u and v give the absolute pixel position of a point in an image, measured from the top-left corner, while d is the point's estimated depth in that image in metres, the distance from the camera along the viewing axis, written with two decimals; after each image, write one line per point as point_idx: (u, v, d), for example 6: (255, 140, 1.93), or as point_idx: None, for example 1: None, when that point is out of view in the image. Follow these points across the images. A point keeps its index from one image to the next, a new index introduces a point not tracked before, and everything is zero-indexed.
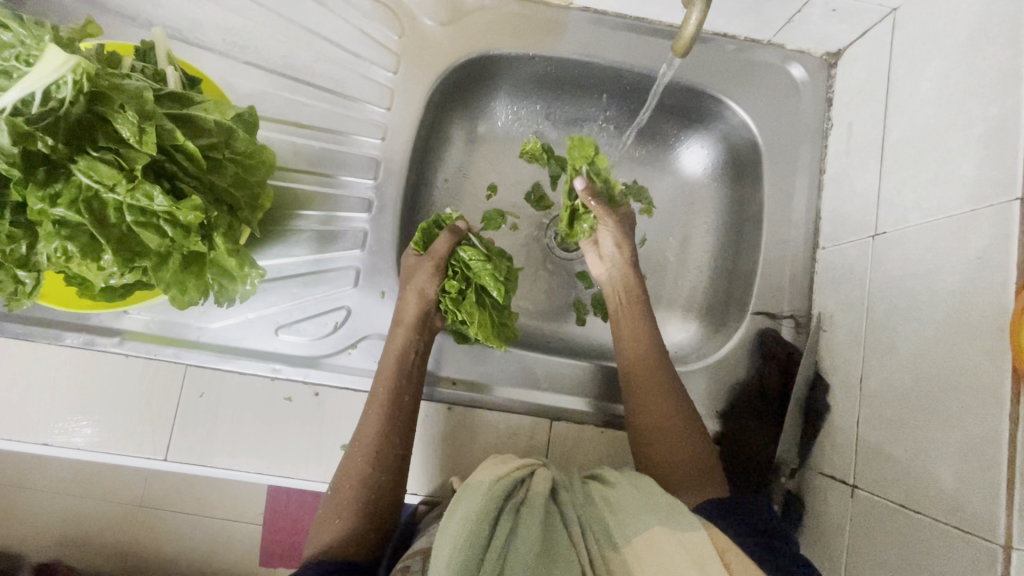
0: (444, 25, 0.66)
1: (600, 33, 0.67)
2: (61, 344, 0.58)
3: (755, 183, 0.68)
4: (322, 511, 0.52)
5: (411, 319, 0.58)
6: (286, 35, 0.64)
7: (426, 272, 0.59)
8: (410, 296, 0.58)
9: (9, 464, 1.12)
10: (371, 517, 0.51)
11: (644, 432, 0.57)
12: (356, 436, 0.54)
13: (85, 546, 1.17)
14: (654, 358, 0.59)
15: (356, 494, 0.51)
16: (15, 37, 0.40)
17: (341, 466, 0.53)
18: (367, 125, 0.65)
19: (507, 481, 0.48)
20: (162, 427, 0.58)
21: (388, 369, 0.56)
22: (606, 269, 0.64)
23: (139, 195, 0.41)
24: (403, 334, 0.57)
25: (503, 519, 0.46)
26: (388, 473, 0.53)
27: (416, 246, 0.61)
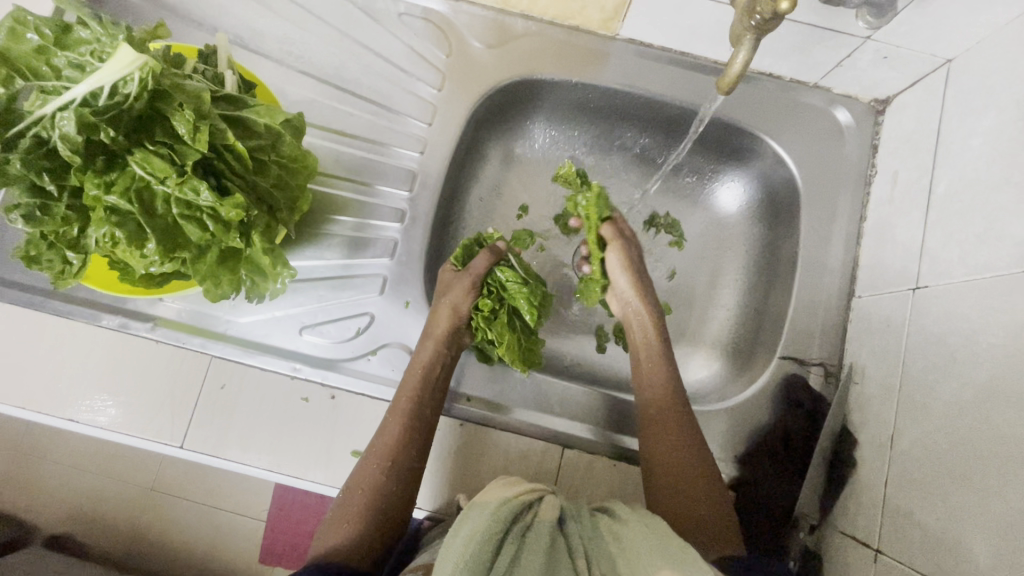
0: (490, 48, 0.68)
1: (643, 65, 0.67)
2: (98, 324, 0.60)
3: (792, 224, 0.67)
4: (331, 515, 0.52)
5: (443, 331, 0.58)
6: (340, 49, 0.67)
7: (462, 288, 0.59)
8: (444, 309, 0.59)
9: (34, 433, 1.17)
10: (379, 528, 0.51)
11: (653, 479, 0.55)
12: (372, 445, 0.53)
13: (93, 525, 1.19)
14: (670, 400, 0.58)
15: (366, 503, 0.51)
16: (93, 33, 0.42)
17: (355, 471, 0.53)
18: (406, 138, 0.66)
19: (515, 503, 0.48)
20: (182, 415, 0.59)
21: (413, 379, 0.56)
22: (619, 308, 0.65)
23: (187, 189, 0.43)
24: (433, 345, 0.57)
25: (509, 541, 0.45)
26: (400, 484, 0.52)
27: (455, 262, 0.62)
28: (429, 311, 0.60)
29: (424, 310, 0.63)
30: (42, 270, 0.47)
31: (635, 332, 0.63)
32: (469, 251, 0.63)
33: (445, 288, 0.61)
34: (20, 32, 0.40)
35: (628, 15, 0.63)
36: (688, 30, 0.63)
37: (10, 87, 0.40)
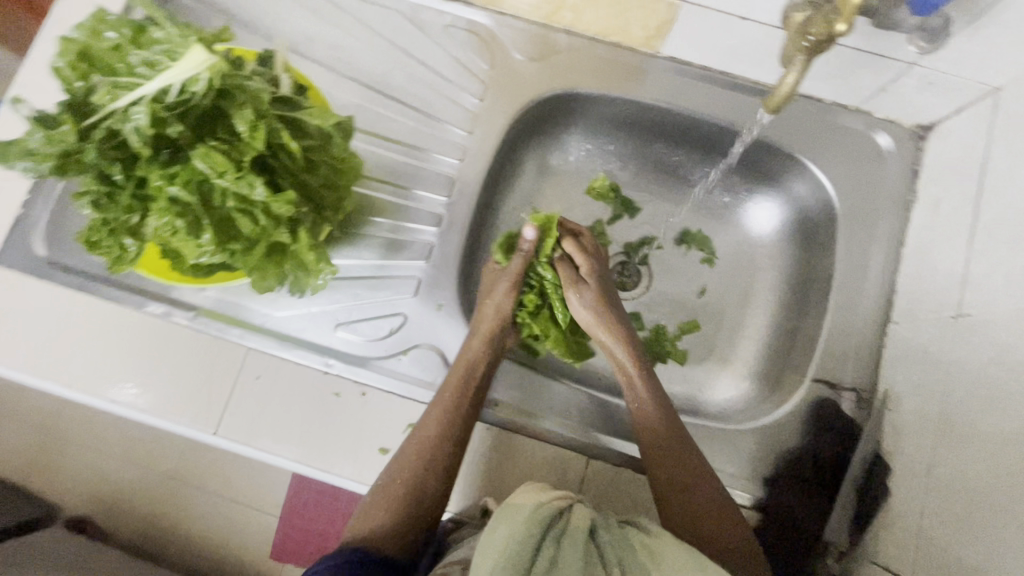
0: (532, 61, 0.69)
1: (683, 82, 0.68)
2: (144, 311, 0.63)
3: (829, 247, 0.66)
4: (368, 499, 0.54)
5: (488, 330, 0.59)
6: (387, 58, 0.69)
7: (505, 287, 0.61)
8: (489, 309, 0.60)
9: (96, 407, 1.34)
10: (414, 519, 0.53)
11: (673, 505, 0.54)
12: (413, 437, 0.55)
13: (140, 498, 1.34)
14: (670, 429, 0.56)
15: (404, 494, 0.53)
16: (167, 34, 0.44)
17: (394, 460, 0.55)
18: (447, 145, 0.68)
19: (550, 508, 0.48)
20: (218, 403, 0.61)
21: (458, 376, 0.57)
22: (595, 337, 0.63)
23: (243, 184, 0.44)
24: (477, 344, 0.59)
25: (544, 549, 0.46)
26: (437, 478, 0.54)
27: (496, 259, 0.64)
28: (475, 307, 0.62)
29: (456, 313, 0.64)
30: (100, 256, 0.49)
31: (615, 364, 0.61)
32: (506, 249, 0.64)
33: (489, 286, 0.63)
34: (100, 30, 0.44)
35: (670, 33, 0.64)
36: (729, 50, 0.63)
37: (89, 82, 0.43)
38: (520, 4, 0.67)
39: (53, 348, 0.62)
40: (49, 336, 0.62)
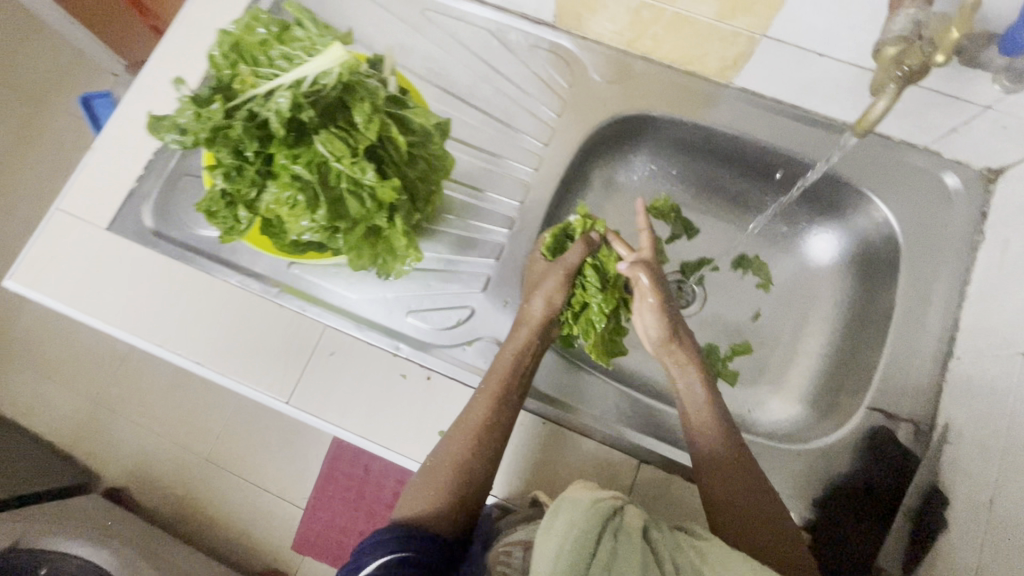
0: (609, 83, 0.74)
1: (753, 112, 0.71)
2: (234, 283, 0.68)
3: (891, 281, 0.67)
4: (418, 480, 0.56)
5: (537, 321, 0.61)
6: (474, 72, 0.75)
7: (557, 281, 0.62)
8: (538, 301, 0.62)
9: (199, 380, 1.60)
10: (459, 501, 0.54)
11: (727, 522, 0.54)
12: (460, 422, 0.57)
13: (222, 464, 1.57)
14: (727, 450, 0.56)
15: (450, 475, 0.55)
16: (307, 33, 0.50)
17: (442, 443, 0.57)
18: (523, 154, 0.72)
19: (604, 505, 0.49)
20: (292, 374, 0.65)
21: (503, 366, 0.59)
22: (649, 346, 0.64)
23: (357, 169, 0.49)
24: (525, 335, 0.61)
25: (602, 539, 0.47)
26: (482, 462, 0.56)
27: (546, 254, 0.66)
28: (523, 301, 0.63)
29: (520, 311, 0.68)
30: (216, 225, 0.54)
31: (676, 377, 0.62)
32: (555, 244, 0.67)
33: (537, 280, 0.64)
34: (253, 26, 0.50)
35: (746, 65, 0.68)
36: (802, 84, 0.66)
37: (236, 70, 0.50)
38: (603, 30, 0.72)
39: (151, 310, 0.67)
40: (149, 299, 0.68)
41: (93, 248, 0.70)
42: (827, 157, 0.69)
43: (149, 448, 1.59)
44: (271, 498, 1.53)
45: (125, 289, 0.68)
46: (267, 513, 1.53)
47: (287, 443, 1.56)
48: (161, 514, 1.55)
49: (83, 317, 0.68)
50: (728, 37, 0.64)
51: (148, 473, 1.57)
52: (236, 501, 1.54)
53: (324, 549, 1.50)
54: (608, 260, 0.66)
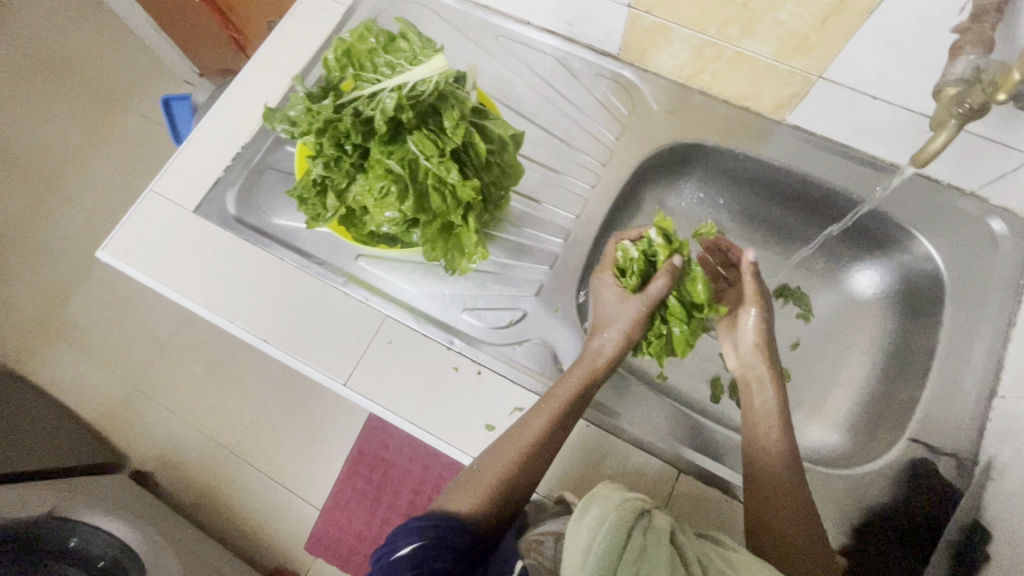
0: (667, 113, 0.79)
1: (804, 148, 0.75)
2: (305, 270, 0.73)
3: (935, 318, 0.69)
4: (461, 482, 0.57)
5: (611, 353, 0.61)
6: (540, 94, 0.81)
7: (636, 317, 0.62)
8: (614, 331, 0.62)
9: (237, 371, 1.67)
10: (500, 511, 0.55)
11: (763, 535, 0.55)
12: (514, 437, 0.58)
13: (246, 454, 1.60)
14: (787, 473, 0.57)
15: (497, 485, 0.56)
16: (410, 46, 0.56)
17: (491, 453, 0.58)
18: (582, 172, 0.77)
19: (632, 503, 0.51)
20: (351, 358, 0.69)
21: (566, 391, 0.60)
22: (739, 359, 0.68)
23: (443, 168, 0.54)
24: (592, 364, 0.61)
25: (632, 536, 0.48)
26: (528, 479, 0.57)
27: (627, 283, 0.65)
28: (594, 331, 0.63)
29: (570, 317, 0.71)
30: (305, 210, 0.59)
31: (753, 392, 0.64)
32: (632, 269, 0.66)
33: (613, 312, 0.63)
34: (365, 37, 0.57)
35: (800, 104, 0.72)
36: (854, 124, 0.70)
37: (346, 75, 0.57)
38: (664, 63, 0.77)
39: (227, 288, 0.72)
40: (226, 278, 0.73)
41: (179, 228, 0.76)
42: (871, 195, 0.72)
43: (178, 435, 1.63)
44: (290, 495, 1.55)
45: (204, 268, 0.74)
46: (284, 510, 1.55)
47: (310, 441, 1.59)
48: (183, 501, 1.58)
49: (165, 290, 0.73)
50: (785, 76, 0.69)
51: (175, 459, 1.61)
52: (257, 495, 1.56)
53: (337, 553, 1.50)
54: (692, 285, 0.66)
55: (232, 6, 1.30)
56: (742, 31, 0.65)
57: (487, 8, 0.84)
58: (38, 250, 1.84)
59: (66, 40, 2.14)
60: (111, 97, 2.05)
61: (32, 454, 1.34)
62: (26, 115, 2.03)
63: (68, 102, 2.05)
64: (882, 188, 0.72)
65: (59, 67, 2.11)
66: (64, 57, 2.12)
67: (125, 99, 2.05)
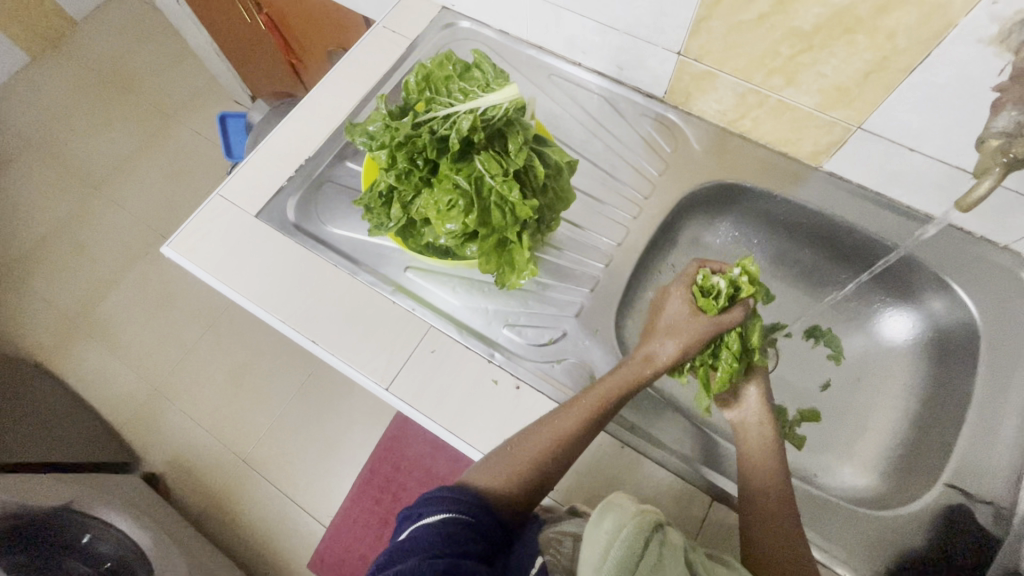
0: (708, 154, 0.83)
1: (840, 194, 0.78)
2: (355, 277, 0.76)
3: (970, 366, 0.70)
4: (495, 458, 0.59)
5: (663, 361, 0.61)
6: (587, 129, 0.86)
7: (696, 337, 0.61)
8: (671, 340, 0.62)
9: (258, 380, 1.70)
10: (527, 493, 0.57)
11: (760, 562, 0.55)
12: (553, 424, 0.59)
13: (258, 465, 1.60)
14: (784, 511, 0.57)
15: (528, 470, 0.57)
16: (485, 76, 0.62)
17: (529, 436, 0.59)
18: (624, 204, 0.81)
19: (653, 516, 0.50)
20: (395, 364, 0.71)
21: (608, 392, 0.60)
22: (739, 413, 0.67)
23: (506, 186, 0.58)
24: (642, 368, 0.62)
25: (650, 546, 0.48)
26: (557, 467, 0.59)
27: (701, 304, 0.63)
28: (650, 338, 0.64)
29: (609, 340, 0.73)
30: (369, 218, 0.63)
31: (753, 436, 0.64)
32: (711, 295, 0.64)
33: (671, 326, 0.63)
34: (445, 65, 0.63)
35: (838, 152, 0.75)
36: (890, 174, 0.73)
37: (423, 97, 0.62)
38: (707, 108, 0.82)
39: (281, 289, 0.76)
40: (281, 280, 0.76)
41: (240, 230, 0.80)
42: (913, 241, 0.74)
43: (194, 440, 1.64)
44: (299, 510, 1.54)
45: (260, 269, 0.77)
46: (291, 526, 1.53)
47: (324, 456, 1.59)
48: (191, 509, 1.57)
49: (221, 287, 0.77)
50: (824, 125, 0.73)
51: (187, 464, 1.61)
52: (266, 507, 1.55)
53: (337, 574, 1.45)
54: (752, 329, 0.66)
55: (295, 37, 1.40)
56: (786, 81, 0.70)
57: (542, 50, 0.91)
58: (81, 250, 1.92)
59: (131, 59, 2.30)
60: (166, 112, 2.17)
61: (54, 446, 1.36)
62: (86, 124, 2.15)
63: (125, 115, 2.17)
64: (913, 240, 0.74)
65: (122, 82, 2.25)
66: (127, 74, 2.26)
67: (179, 114, 2.17)
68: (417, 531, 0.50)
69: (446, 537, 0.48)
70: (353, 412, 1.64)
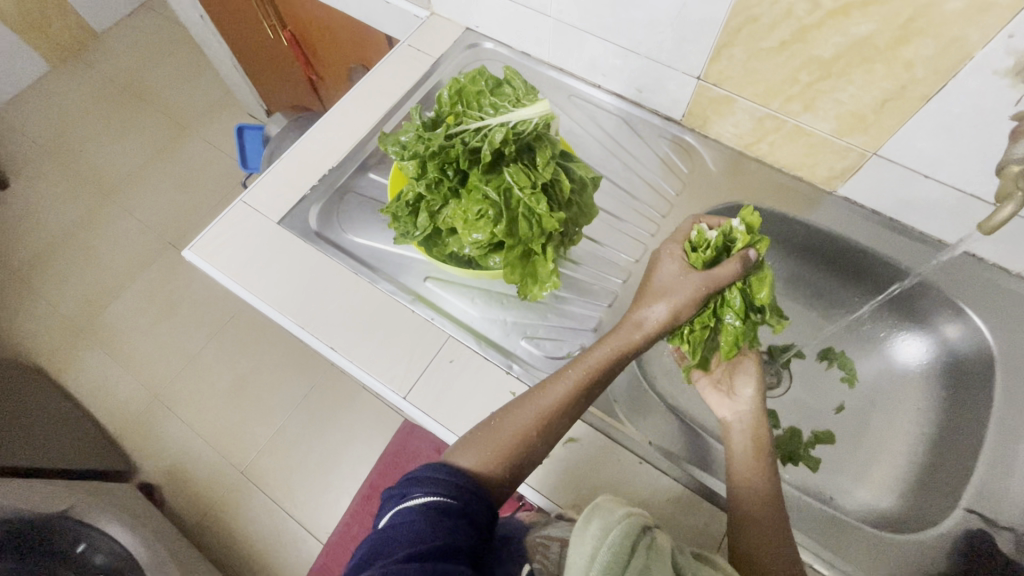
0: (723, 177, 0.85)
1: (854, 218, 0.80)
2: (375, 286, 0.77)
3: (985, 392, 0.70)
4: (479, 434, 0.58)
5: (651, 328, 0.61)
6: (606, 149, 0.88)
7: (688, 300, 0.61)
8: (660, 308, 0.61)
9: (262, 391, 1.69)
10: (513, 469, 0.56)
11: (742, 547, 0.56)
12: (538, 398, 0.59)
13: (257, 478, 1.57)
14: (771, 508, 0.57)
15: (513, 443, 0.56)
16: (515, 92, 0.64)
17: (515, 412, 0.59)
18: (642, 222, 0.83)
19: (639, 518, 0.49)
20: (413, 373, 0.71)
21: (594, 363, 0.60)
22: (731, 409, 0.68)
23: (535, 198, 0.60)
24: (629, 336, 0.61)
25: (636, 551, 0.47)
26: (543, 441, 0.58)
27: (695, 261, 0.65)
28: (639, 303, 0.62)
29: None
30: (394, 225, 0.64)
31: (740, 432, 0.65)
32: (704, 247, 0.66)
33: (663, 289, 0.62)
34: (477, 80, 0.65)
35: (853, 177, 0.77)
36: (904, 200, 0.75)
37: (454, 111, 0.64)
38: (724, 131, 0.84)
39: (301, 295, 0.76)
40: (302, 286, 0.77)
41: (262, 236, 0.80)
42: (927, 267, 0.75)
43: (192, 450, 1.61)
44: (297, 526, 1.51)
45: (280, 274, 0.78)
46: (287, 542, 1.49)
47: (324, 471, 1.57)
48: (186, 521, 1.53)
49: (240, 292, 0.77)
50: (840, 151, 0.74)
51: (184, 475, 1.58)
52: (263, 521, 1.52)
53: None
54: (755, 287, 0.67)
55: (316, 54, 1.44)
56: (804, 107, 0.72)
57: (562, 71, 0.94)
58: (90, 255, 1.92)
59: (150, 71, 2.34)
60: (182, 124, 2.20)
61: (54, 451, 1.34)
62: (102, 132, 2.18)
63: (141, 125, 2.20)
64: (934, 262, 0.74)
65: (140, 93, 2.29)
66: (145, 86, 2.31)
67: (194, 126, 2.20)
68: (400, 515, 0.48)
69: (431, 521, 0.47)
70: (355, 426, 1.62)
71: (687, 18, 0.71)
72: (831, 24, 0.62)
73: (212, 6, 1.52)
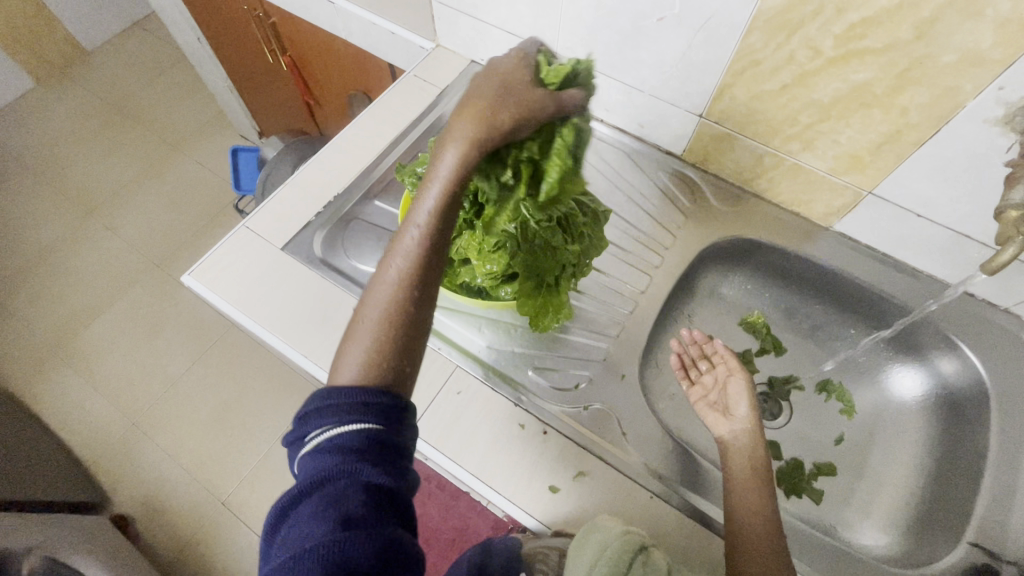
0: (724, 211, 0.87)
1: (850, 253, 0.82)
2: None
3: (981, 424, 0.72)
4: (343, 350, 0.49)
5: (471, 142, 0.48)
6: (609, 182, 0.90)
7: (517, 108, 0.49)
8: (472, 120, 0.48)
9: (246, 418, 1.64)
10: (392, 356, 0.48)
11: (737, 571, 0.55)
12: (382, 277, 0.50)
13: (237, 510, 1.51)
14: (768, 530, 0.57)
15: (376, 333, 0.48)
16: None
17: (366, 305, 0.50)
18: (647, 254, 0.84)
19: (636, 536, 0.57)
20: (420, 404, 0.70)
21: (427, 205, 0.49)
22: (729, 428, 0.68)
23: (548, 229, 0.62)
24: (454, 162, 0.49)
25: (634, 562, 0.55)
26: (419, 311, 0.50)
27: (546, 78, 0.56)
28: (452, 126, 0.49)
29: (635, 386, 0.74)
30: None
31: (737, 458, 0.64)
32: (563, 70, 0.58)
33: (471, 99, 0.50)
34: None
35: (848, 215, 0.80)
36: (898, 238, 0.77)
37: None
38: (724, 167, 0.87)
39: (305, 323, 0.75)
40: (306, 315, 0.75)
41: (266, 262, 0.79)
42: (926, 305, 0.78)
43: (170, 480, 1.55)
44: None
45: (284, 301, 0.76)
46: None
47: None
48: (161, 556, 1.46)
49: (241, 318, 0.75)
50: (837, 189, 0.77)
51: (162, 506, 1.51)
52: (244, 556, 1.45)
53: None
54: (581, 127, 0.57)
55: (316, 81, 1.45)
56: (803, 147, 0.75)
57: None
58: (69, 275, 1.86)
59: (141, 91, 2.33)
60: (171, 143, 2.19)
61: (25, 481, 1.27)
62: (88, 149, 2.15)
63: (129, 144, 2.17)
64: (934, 301, 0.77)
65: (129, 112, 2.27)
66: (135, 104, 2.29)
67: (184, 145, 2.18)
68: (307, 469, 0.42)
69: (343, 466, 0.41)
70: None
71: (692, 59, 0.74)
72: (831, 70, 0.65)
73: (211, 30, 1.53)
